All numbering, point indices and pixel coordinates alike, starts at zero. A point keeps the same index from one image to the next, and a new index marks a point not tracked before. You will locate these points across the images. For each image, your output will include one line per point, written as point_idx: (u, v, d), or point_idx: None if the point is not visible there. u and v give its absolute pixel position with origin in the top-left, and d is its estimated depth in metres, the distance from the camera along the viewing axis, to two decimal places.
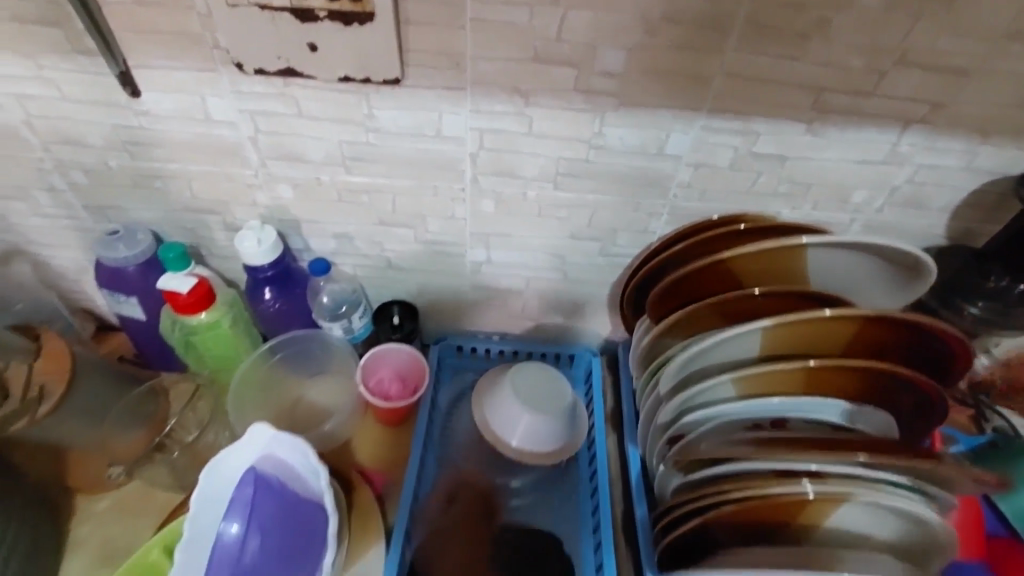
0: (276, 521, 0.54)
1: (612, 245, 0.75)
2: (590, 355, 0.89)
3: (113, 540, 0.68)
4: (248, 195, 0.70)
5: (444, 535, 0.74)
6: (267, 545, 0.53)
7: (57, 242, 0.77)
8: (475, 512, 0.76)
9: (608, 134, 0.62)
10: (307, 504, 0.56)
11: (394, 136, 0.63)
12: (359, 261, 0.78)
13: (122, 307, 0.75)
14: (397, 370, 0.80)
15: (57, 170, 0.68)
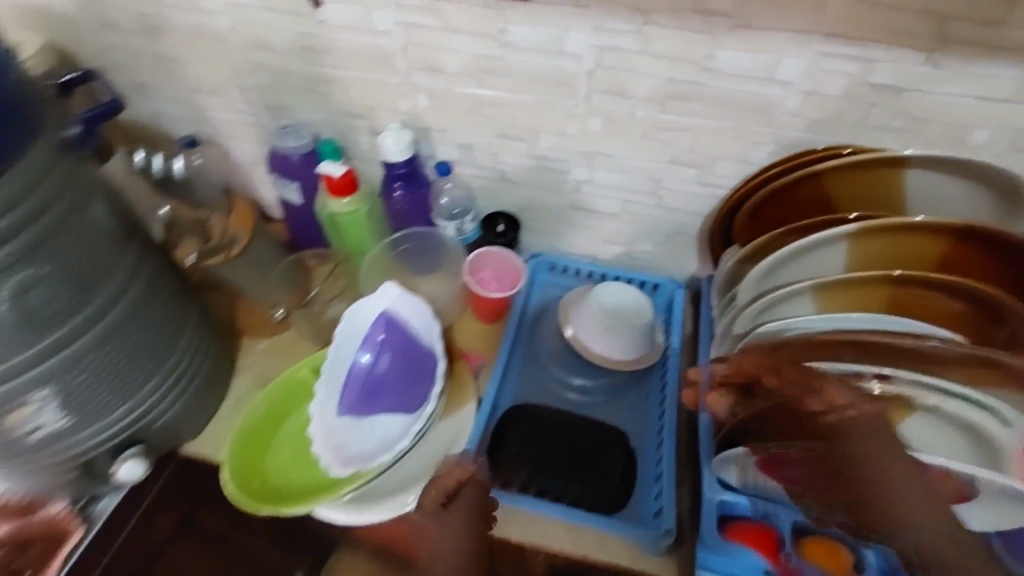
0: (396, 358, 0.68)
1: (711, 173, 0.79)
2: (674, 287, 0.95)
3: (269, 373, 0.87)
4: (392, 102, 0.82)
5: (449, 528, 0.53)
6: (387, 373, 0.67)
7: (238, 136, 0.94)
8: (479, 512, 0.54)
9: (720, 57, 0.66)
10: (422, 355, 0.68)
11: (522, 50, 0.71)
12: (474, 172, 0.88)
13: (286, 192, 0.91)
14: (496, 272, 0.90)
15: (249, 70, 0.83)
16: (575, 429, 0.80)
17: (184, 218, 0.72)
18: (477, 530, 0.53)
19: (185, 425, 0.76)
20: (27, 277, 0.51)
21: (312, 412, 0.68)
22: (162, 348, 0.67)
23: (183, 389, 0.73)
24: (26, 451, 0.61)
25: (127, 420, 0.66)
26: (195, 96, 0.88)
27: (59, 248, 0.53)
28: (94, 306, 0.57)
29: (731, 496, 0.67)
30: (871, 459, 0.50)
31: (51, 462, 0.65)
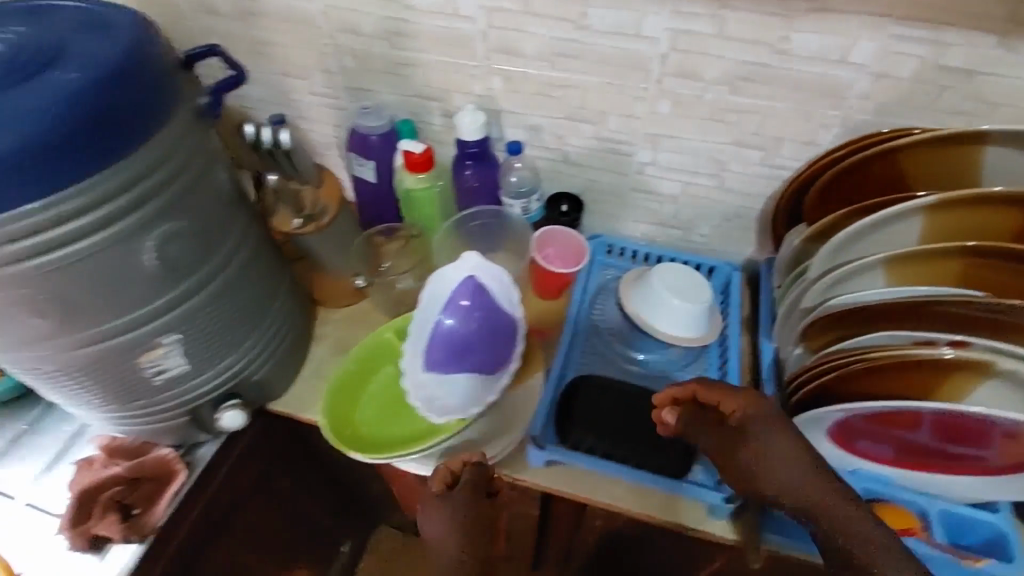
0: (480, 321, 0.71)
1: (776, 155, 0.82)
2: (731, 269, 0.97)
3: (345, 341, 0.92)
4: (468, 84, 0.86)
5: (453, 509, 0.71)
6: (471, 336, 0.71)
7: (316, 118, 0.99)
8: (474, 491, 0.71)
9: (794, 39, 0.69)
10: (504, 316, 0.72)
11: (598, 33, 0.75)
12: (541, 153, 0.92)
13: (360, 169, 0.95)
14: (559, 250, 0.92)
15: (334, 54, 0.88)
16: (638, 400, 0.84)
17: (291, 189, 0.80)
18: (472, 505, 0.71)
19: (276, 381, 0.81)
20: (168, 230, 0.55)
21: (406, 367, 0.74)
22: (260, 309, 0.71)
23: (273, 347, 0.76)
24: (149, 394, 0.66)
25: (232, 373, 0.71)
26: (280, 79, 0.94)
27: (193, 204, 0.57)
28: (207, 269, 0.61)
29: None
30: (770, 440, 0.65)
31: (165, 409, 0.70)
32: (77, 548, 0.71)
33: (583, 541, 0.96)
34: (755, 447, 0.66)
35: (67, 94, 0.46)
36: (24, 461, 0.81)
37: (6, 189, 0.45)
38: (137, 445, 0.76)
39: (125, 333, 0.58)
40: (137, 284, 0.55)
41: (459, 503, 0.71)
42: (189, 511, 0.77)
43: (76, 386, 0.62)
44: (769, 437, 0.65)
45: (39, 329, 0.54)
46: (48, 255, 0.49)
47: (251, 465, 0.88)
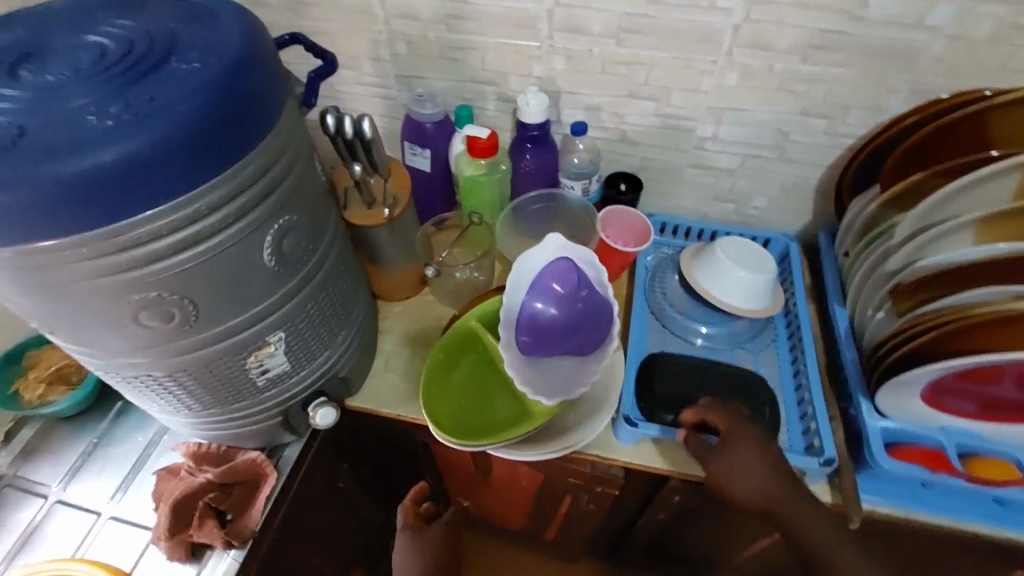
0: (578, 299, 0.72)
1: (841, 123, 0.82)
2: (788, 239, 0.97)
3: (409, 333, 0.91)
4: (528, 66, 0.85)
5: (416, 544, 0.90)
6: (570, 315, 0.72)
7: (364, 109, 0.96)
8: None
9: (871, 4, 0.70)
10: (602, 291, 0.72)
11: (670, 7, 0.74)
12: (599, 133, 0.91)
13: (415, 158, 0.93)
14: (622, 231, 0.92)
15: (388, 42, 0.86)
16: (717, 374, 0.86)
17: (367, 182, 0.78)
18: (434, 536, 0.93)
19: (356, 376, 0.80)
20: (284, 224, 0.54)
21: (504, 358, 0.71)
22: (345, 306, 0.71)
23: (352, 341, 0.76)
24: (251, 396, 0.65)
25: (324, 369, 0.71)
26: None
27: (303, 198, 0.56)
28: (311, 264, 0.60)
29: (891, 423, 0.73)
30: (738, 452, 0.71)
31: (263, 410, 0.69)
32: (177, 558, 0.69)
33: (652, 517, 0.97)
34: (731, 466, 0.70)
35: (201, 86, 0.45)
36: (101, 476, 0.78)
37: (149, 186, 0.43)
38: (223, 451, 0.75)
39: (239, 332, 0.57)
40: (257, 282, 0.54)
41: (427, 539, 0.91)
42: (277, 512, 0.75)
43: (179, 391, 0.60)
44: (746, 451, 0.70)
45: (160, 334, 0.52)
46: (181, 254, 0.47)
47: (324, 466, 0.86)
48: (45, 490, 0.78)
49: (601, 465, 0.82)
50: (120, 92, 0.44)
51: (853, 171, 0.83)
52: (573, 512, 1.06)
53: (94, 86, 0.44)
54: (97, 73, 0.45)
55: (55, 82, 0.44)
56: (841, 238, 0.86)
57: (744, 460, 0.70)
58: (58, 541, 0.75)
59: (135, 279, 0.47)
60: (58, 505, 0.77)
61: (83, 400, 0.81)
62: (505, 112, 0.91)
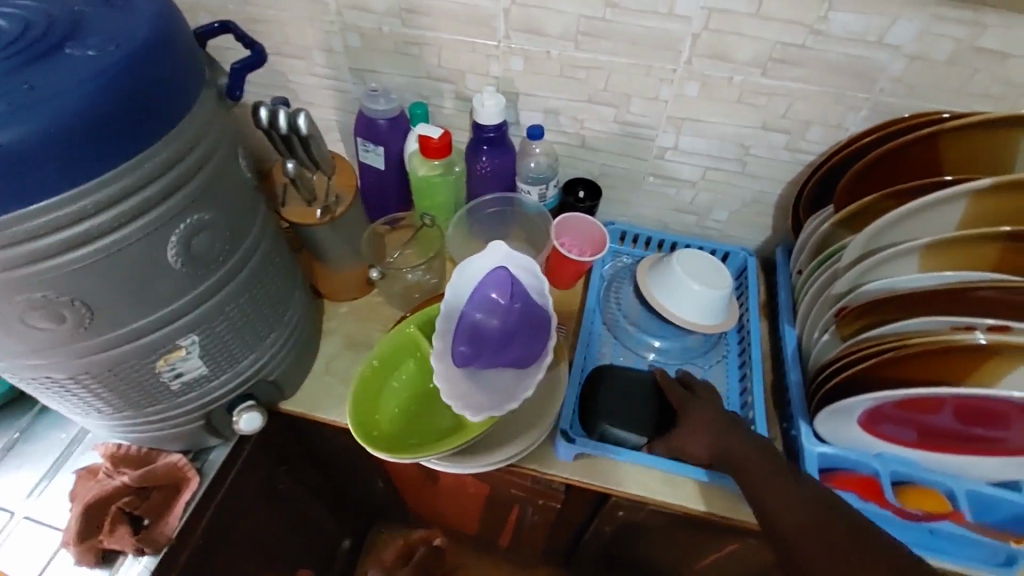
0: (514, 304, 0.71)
1: (800, 139, 0.80)
2: (746, 254, 0.96)
3: (355, 335, 0.88)
4: (485, 66, 0.82)
5: None
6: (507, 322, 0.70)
7: (319, 101, 0.93)
8: None
9: (831, 19, 0.68)
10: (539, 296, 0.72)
11: (629, 11, 0.72)
12: (558, 137, 0.89)
13: (368, 156, 0.90)
14: (576, 238, 0.91)
15: (340, 32, 0.82)
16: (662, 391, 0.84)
17: (306, 179, 0.75)
18: None
19: (290, 378, 0.78)
20: (196, 222, 0.51)
21: (436, 367, 0.69)
22: (278, 307, 0.69)
23: (287, 343, 0.73)
24: (167, 398, 0.62)
25: (250, 372, 0.68)
26: (279, 60, 0.87)
27: (220, 196, 0.53)
28: (232, 265, 0.57)
29: (827, 448, 0.72)
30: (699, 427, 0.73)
31: (184, 413, 0.66)
32: (87, 563, 0.67)
33: (598, 529, 0.94)
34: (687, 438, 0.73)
35: (93, 75, 0.41)
36: (19, 469, 0.76)
37: (28, 179, 0.39)
38: (144, 453, 0.72)
39: (147, 334, 0.53)
40: (164, 282, 0.51)
41: None
42: (200, 519, 0.72)
43: (88, 394, 0.57)
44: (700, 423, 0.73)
45: (55, 336, 0.49)
46: (72, 253, 0.44)
47: (258, 470, 0.83)
48: None
49: (541, 480, 0.80)
50: (3, 77, 0.40)
51: (811, 188, 0.82)
52: (520, 522, 1.03)
53: None
54: None
55: None
56: (795, 255, 0.85)
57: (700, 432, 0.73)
58: None
59: (18, 278, 0.43)
60: None
61: (1, 395, 0.77)
62: (463, 111, 0.89)
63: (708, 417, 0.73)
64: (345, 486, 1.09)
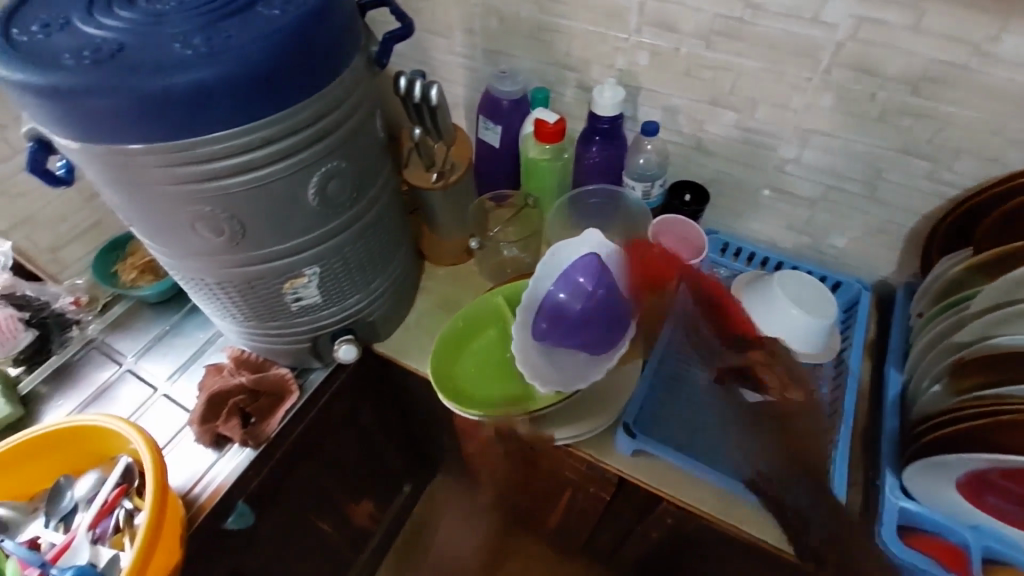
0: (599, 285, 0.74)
1: (946, 169, 0.73)
2: (860, 287, 0.89)
3: (447, 297, 0.95)
4: (612, 58, 0.83)
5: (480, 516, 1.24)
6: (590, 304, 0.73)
7: (452, 78, 1.00)
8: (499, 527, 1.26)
9: (1005, 41, 0.61)
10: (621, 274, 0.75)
11: (768, 14, 0.70)
12: (674, 137, 0.88)
13: (487, 133, 0.96)
14: (672, 241, 0.88)
15: (482, 15, 0.88)
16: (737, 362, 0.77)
17: (428, 147, 0.83)
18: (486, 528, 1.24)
19: (385, 324, 0.86)
20: (332, 168, 0.59)
21: (515, 335, 0.73)
22: (385, 256, 0.76)
23: (388, 291, 0.81)
24: (285, 317, 0.72)
25: (354, 310, 0.77)
26: (425, 37, 0.95)
27: (354, 149, 0.61)
28: (353, 213, 0.65)
29: (912, 505, 0.66)
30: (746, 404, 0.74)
31: (295, 333, 0.76)
32: (204, 442, 0.79)
33: (644, 531, 0.91)
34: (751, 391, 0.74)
35: (271, 33, 0.49)
36: (164, 355, 0.92)
37: (212, 112, 0.49)
38: (260, 361, 0.84)
39: (279, 258, 0.63)
40: (299, 216, 0.60)
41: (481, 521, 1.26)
42: (294, 429, 0.83)
43: (225, 298, 0.68)
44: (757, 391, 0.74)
45: (212, 244, 0.59)
46: (234, 177, 0.53)
47: (344, 401, 0.92)
48: (120, 358, 0.92)
49: (594, 468, 0.81)
50: (207, 27, 0.49)
51: (948, 226, 0.74)
52: (568, 510, 1.01)
53: (188, 18, 0.50)
54: (195, 7, 0.51)
55: (161, 10, 0.50)
56: (916, 296, 0.78)
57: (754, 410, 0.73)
58: (119, 403, 0.88)
59: (194, 190, 0.53)
60: (127, 373, 0.91)
61: (164, 291, 0.94)
62: (583, 100, 0.91)
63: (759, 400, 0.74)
64: (415, 437, 1.17)
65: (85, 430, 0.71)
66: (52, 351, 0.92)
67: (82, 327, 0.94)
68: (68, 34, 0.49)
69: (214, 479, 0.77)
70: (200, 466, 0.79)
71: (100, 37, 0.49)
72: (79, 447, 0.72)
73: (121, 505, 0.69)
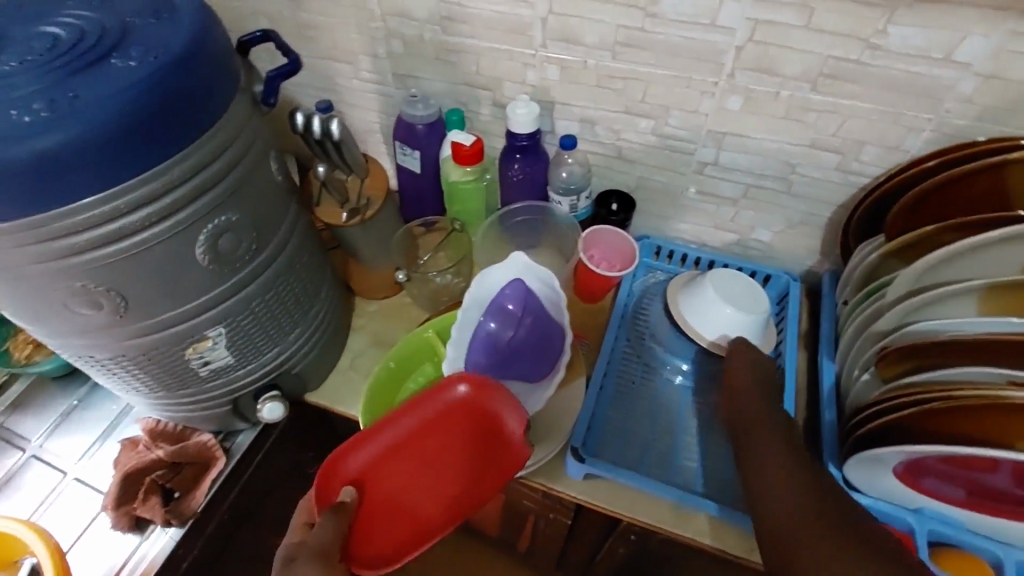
0: (440, 460, 0.68)
1: (854, 160, 0.74)
2: (790, 279, 0.90)
3: (381, 334, 0.91)
4: (522, 74, 0.81)
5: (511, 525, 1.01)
6: (421, 477, 0.68)
7: (362, 104, 0.95)
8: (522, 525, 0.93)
9: (891, 34, 0.62)
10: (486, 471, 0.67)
11: (669, 22, 0.69)
12: (593, 148, 0.87)
13: (405, 159, 0.92)
14: (604, 252, 0.88)
15: (384, 39, 0.84)
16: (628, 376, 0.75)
17: (338, 182, 0.79)
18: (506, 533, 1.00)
19: (314, 372, 0.81)
20: (223, 223, 0.54)
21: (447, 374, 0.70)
22: (303, 303, 0.71)
23: (314, 339, 0.77)
24: (196, 383, 0.66)
25: (275, 364, 0.72)
26: (327, 64, 0.90)
27: (247, 198, 0.56)
28: (254, 265, 0.60)
29: (858, 497, 0.67)
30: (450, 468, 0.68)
31: (211, 397, 0.70)
32: (122, 527, 0.73)
33: (612, 549, 0.85)
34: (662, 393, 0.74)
35: (131, 85, 0.44)
36: (76, 433, 0.84)
37: (71, 179, 0.44)
38: (179, 431, 0.76)
39: (176, 324, 0.57)
40: (191, 278, 0.54)
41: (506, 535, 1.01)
42: (225, 497, 0.77)
43: (123, 373, 0.62)
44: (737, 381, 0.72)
45: (94, 321, 0.53)
46: (103, 248, 0.48)
47: (283, 457, 0.86)
48: (25, 443, 0.83)
49: (551, 496, 0.78)
50: (57, 86, 0.44)
51: (860, 216, 0.76)
52: (537, 537, 0.94)
53: (33, 79, 0.44)
54: (44, 62, 0.45)
55: (4, 72, 0.45)
56: (840, 284, 0.79)
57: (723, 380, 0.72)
58: (27, 494, 0.80)
59: (61, 267, 0.48)
60: (33, 459, 0.82)
61: (68, 363, 0.86)
62: (499, 118, 0.88)
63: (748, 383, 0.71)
64: None
65: None
66: None
67: None
68: None
69: (140, 566, 0.72)
70: (123, 552, 0.73)
71: None
72: None
73: None
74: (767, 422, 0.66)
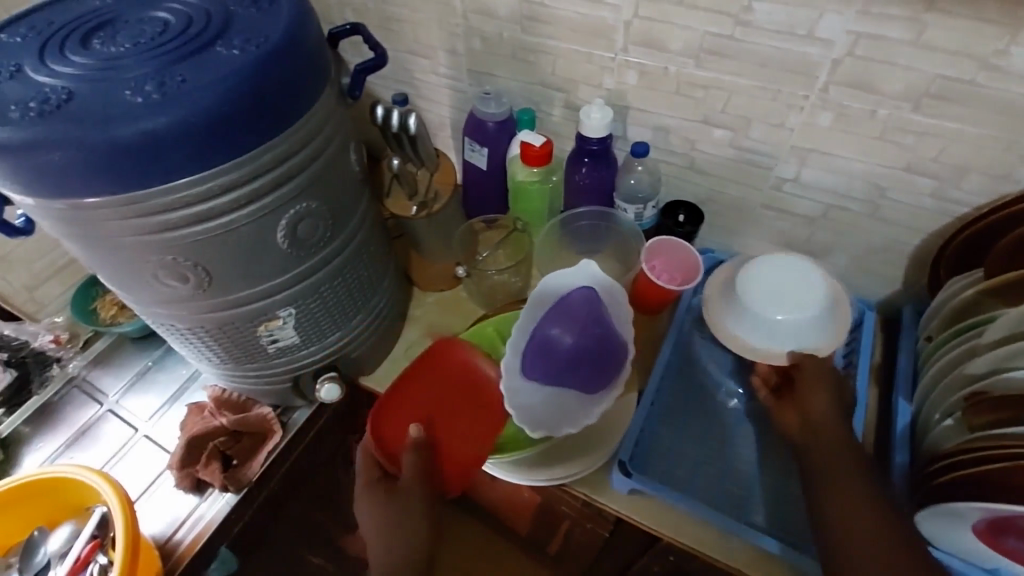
0: (460, 407, 0.72)
1: (952, 188, 0.69)
2: (865, 306, 0.84)
3: (436, 326, 0.92)
4: (599, 78, 0.80)
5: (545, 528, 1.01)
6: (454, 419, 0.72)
7: (436, 98, 0.96)
8: (557, 533, 0.92)
9: (1013, 54, 0.57)
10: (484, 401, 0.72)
11: (762, 31, 0.66)
12: (665, 156, 0.85)
13: (473, 155, 0.92)
14: (668, 262, 0.85)
15: (464, 35, 0.85)
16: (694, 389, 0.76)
17: (409, 174, 0.82)
18: (539, 537, 0.99)
19: (371, 358, 0.83)
20: (302, 209, 0.56)
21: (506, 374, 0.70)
22: (367, 291, 0.73)
23: (374, 327, 0.79)
24: (263, 359, 0.70)
25: (335, 347, 0.74)
26: (406, 58, 0.92)
27: (327, 186, 0.58)
28: (327, 250, 0.62)
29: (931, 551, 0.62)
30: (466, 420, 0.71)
31: (275, 373, 0.73)
32: (184, 487, 0.77)
33: (646, 569, 0.83)
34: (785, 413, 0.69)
35: (229, 74, 0.46)
36: (147, 394, 0.89)
37: (171, 160, 0.46)
38: (242, 400, 0.81)
39: (251, 303, 0.60)
40: (269, 259, 0.57)
41: (540, 539, 1.00)
42: (277, 470, 0.81)
43: (198, 343, 0.66)
44: (815, 398, 0.67)
45: (178, 292, 0.56)
46: (194, 226, 0.51)
47: (333, 436, 0.89)
48: (102, 398, 0.90)
49: (590, 506, 0.77)
50: (164, 69, 0.47)
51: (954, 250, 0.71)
52: (570, 543, 0.93)
53: (144, 62, 0.47)
54: (154, 47, 0.48)
55: (116, 54, 0.48)
56: (926, 319, 0.74)
57: (814, 394, 0.67)
58: (101, 447, 0.85)
59: (153, 240, 0.50)
60: (108, 413, 0.88)
61: (146, 327, 0.91)
62: (570, 120, 0.88)
63: (827, 397, 0.67)
64: None
65: (56, 484, 0.69)
66: (32, 392, 0.90)
67: (62, 364, 0.92)
68: (18, 82, 0.47)
69: (196, 525, 0.76)
70: (182, 510, 0.78)
71: (49, 86, 0.46)
72: (52, 499, 0.70)
73: (94, 560, 0.67)
74: (840, 440, 0.63)
